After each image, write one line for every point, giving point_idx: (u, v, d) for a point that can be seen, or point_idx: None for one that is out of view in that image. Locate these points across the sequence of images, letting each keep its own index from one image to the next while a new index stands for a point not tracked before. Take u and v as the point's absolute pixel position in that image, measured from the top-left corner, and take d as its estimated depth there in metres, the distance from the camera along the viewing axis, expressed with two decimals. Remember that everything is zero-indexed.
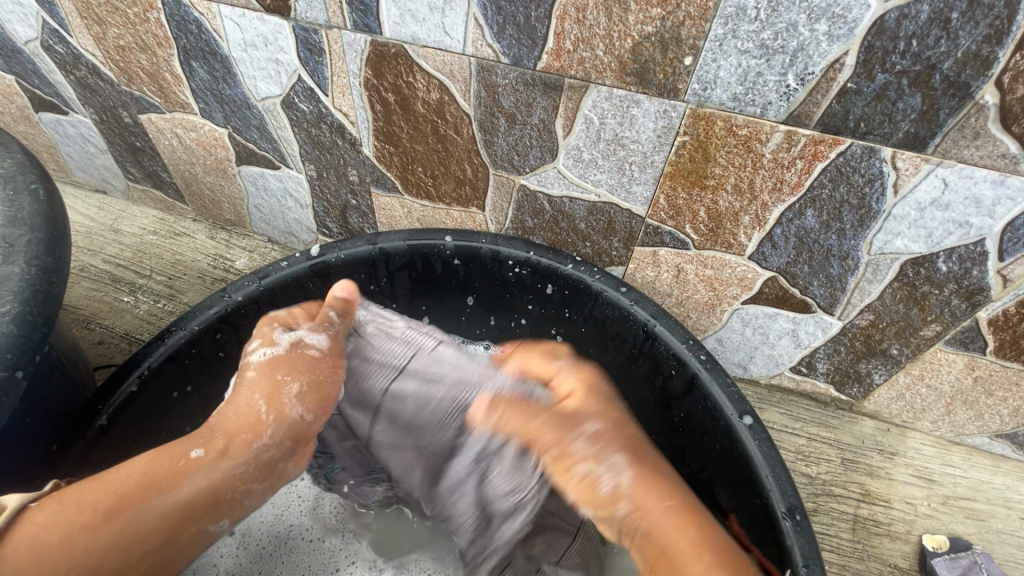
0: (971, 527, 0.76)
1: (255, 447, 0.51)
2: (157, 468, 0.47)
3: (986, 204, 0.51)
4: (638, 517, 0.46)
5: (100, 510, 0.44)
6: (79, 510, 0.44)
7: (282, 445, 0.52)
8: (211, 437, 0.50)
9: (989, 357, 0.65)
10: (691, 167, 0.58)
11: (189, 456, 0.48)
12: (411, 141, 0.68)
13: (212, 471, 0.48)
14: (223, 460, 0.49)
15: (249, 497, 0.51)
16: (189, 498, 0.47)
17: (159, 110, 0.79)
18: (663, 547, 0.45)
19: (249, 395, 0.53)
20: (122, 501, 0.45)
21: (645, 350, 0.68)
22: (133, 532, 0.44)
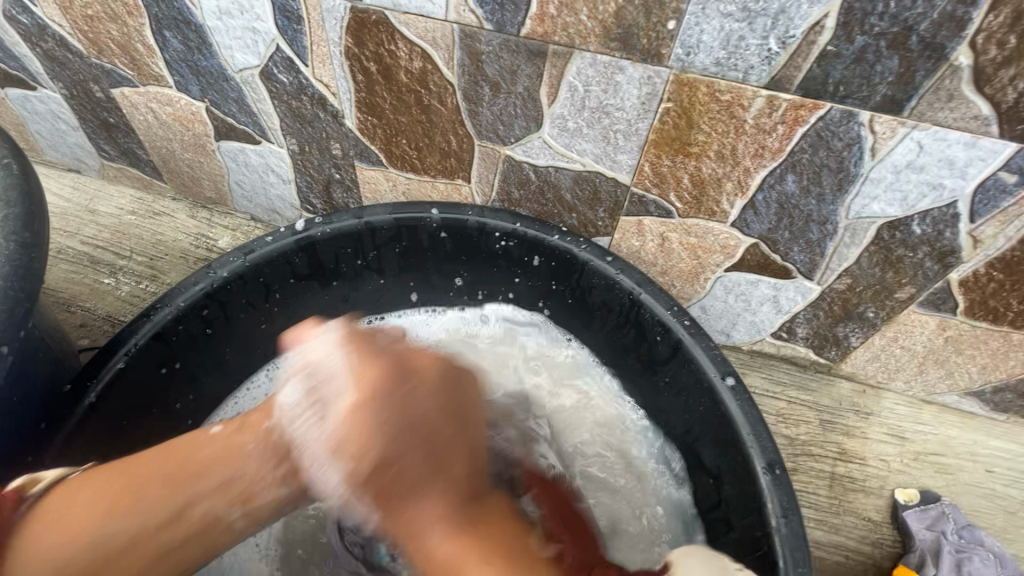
0: (940, 481, 0.80)
1: (265, 429, 0.53)
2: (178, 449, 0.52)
3: (960, 165, 0.53)
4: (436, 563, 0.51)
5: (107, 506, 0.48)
6: (95, 496, 0.49)
7: (292, 441, 0.53)
8: (233, 431, 0.54)
9: (960, 317, 0.68)
10: (675, 134, 0.59)
11: (209, 434, 0.54)
12: (394, 111, 0.68)
13: (227, 446, 0.52)
14: (240, 434, 0.53)
15: (265, 487, 0.53)
16: (207, 467, 0.51)
17: (132, 84, 0.77)
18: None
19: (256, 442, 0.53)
20: (121, 500, 0.49)
21: (631, 317, 0.69)
22: (141, 514, 0.49)
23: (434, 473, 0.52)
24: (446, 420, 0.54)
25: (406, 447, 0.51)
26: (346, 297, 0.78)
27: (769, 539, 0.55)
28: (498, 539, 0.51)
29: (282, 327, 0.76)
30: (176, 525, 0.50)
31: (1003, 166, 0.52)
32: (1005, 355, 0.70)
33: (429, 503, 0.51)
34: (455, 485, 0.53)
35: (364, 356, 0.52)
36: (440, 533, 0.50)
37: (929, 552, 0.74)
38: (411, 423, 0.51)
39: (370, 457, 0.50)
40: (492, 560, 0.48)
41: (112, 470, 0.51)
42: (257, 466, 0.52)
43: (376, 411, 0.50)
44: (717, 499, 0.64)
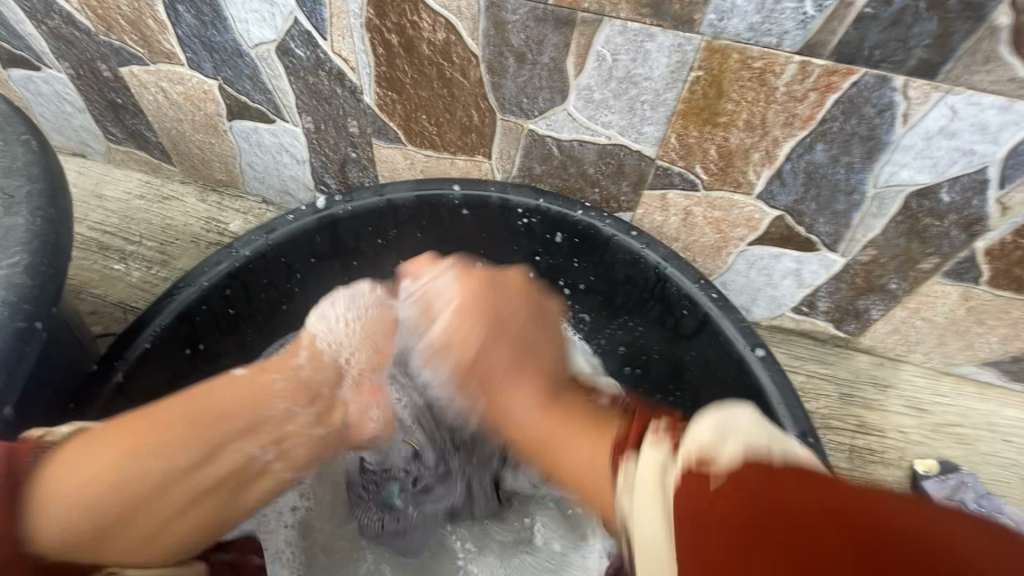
0: (958, 451, 0.81)
1: (289, 368, 0.57)
2: (203, 385, 0.54)
3: (992, 129, 0.52)
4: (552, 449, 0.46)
5: (139, 442, 0.48)
6: (119, 436, 0.49)
7: (318, 374, 0.58)
8: (256, 368, 0.56)
9: (983, 287, 0.68)
10: (704, 103, 0.58)
11: (230, 375, 0.55)
12: (415, 86, 0.67)
13: (251, 380, 0.55)
14: (265, 372, 0.56)
15: (295, 422, 0.56)
16: (231, 402, 0.53)
17: (142, 62, 0.75)
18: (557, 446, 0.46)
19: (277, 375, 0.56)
20: (155, 432, 0.49)
21: (656, 292, 0.69)
22: (172, 445, 0.49)
23: (524, 348, 0.55)
24: (533, 323, 0.58)
25: (490, 342, 0.55)
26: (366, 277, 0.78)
27: None
28: (579, 412, 0.48)
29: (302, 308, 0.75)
30: (213, 461, 0.51)
31: None
32: None
33: (517, 390, 0.52)
34: (541, 374, 0.53)
35: (471, 272, 0.61)
36: (516, 399, 0.51)
37: None
38: (508, 327, 0.57)
39: (478, 338, 0.56)
40: (586, 430, 0.45)
41: (126, 419, 0.50)
42: (281, 404, 0.55)
43: (469, 309, 0.58)
44: None
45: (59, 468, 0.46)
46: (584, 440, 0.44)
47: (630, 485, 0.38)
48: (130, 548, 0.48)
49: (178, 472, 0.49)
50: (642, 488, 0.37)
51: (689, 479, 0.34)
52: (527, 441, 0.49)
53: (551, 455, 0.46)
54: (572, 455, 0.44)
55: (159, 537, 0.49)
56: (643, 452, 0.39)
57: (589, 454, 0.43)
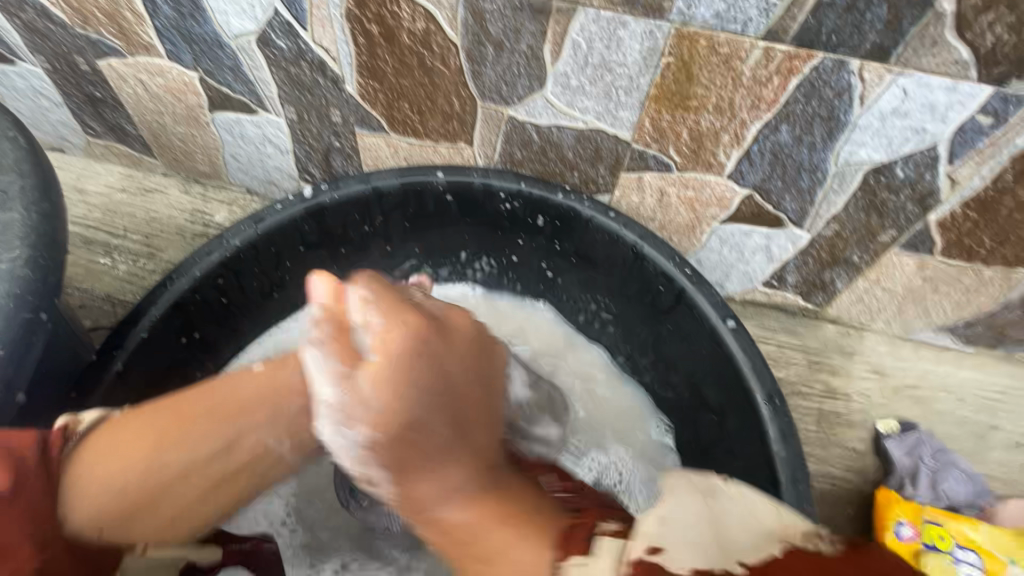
0: (917, 411, 0.87)
1: (304, 366, 0.59)
2: (226, 381, 0.57)
3: (941, 109, 0.56)
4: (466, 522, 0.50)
5: (160, 441, 0.53)
6: (147, 429, 0.53)
7: (330, 369, 0.58)
8: (277, 364, 0.59)
9: (937, 257, 0.73)
10: (676, 88, 0.61)
11: (250, 371, 0.59)
12: (397, 75, 0.68)
13: (270, 376, 0.58)
14: (283, 370, 0.58)
15: (310, 419, 0.59)
16: (251, 399, 0.57)
17: (119, 54, 0.75)
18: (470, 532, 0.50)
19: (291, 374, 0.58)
20: (178, 429, 0.54)
21: (635, 270, 0.72)
22: (193, 443, 0.54)
23: (445, 419, 0.54)
24: (479, 380, 0.59)
25: (435, 405, 0.54)
26: (355, 263, 0.80)
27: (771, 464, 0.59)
28: (523, 508, 0.51)
29: (293, 295, 0.78)
30: (232, 454, 0.55)
31: (980, 109, 0.55)
32: (976, 291, 0.76)
33: (456, 463, 0.53)
34: (469, 458, 0.53)
35: (405, 318, 0.56)
36: (440, 448, 0.53)
37: (908, 476, 0.81)
38: (435, 395, 0.54)
39: (386, 405, 0.53)
40: (509, 521, 0.49)
41: (160, 405, 0.55)
42: (296, 403, 0.58)
43: (392, 373, 0.53)
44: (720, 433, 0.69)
45: (85, 457, 0.52)
46: (511, 526, 0.48)
47: (585, 557, 0.43)
48: (156, 528, 0.55)
49: (201, 461, 0.54)
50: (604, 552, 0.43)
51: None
52: (445, 532, 0.51)
53: (485, 561, 0.48)
54: (495, 548, 0.47)
55: (185, 516, 0.55)
56: (596, 543, 0.44)
57: (523, 546, 0.46)
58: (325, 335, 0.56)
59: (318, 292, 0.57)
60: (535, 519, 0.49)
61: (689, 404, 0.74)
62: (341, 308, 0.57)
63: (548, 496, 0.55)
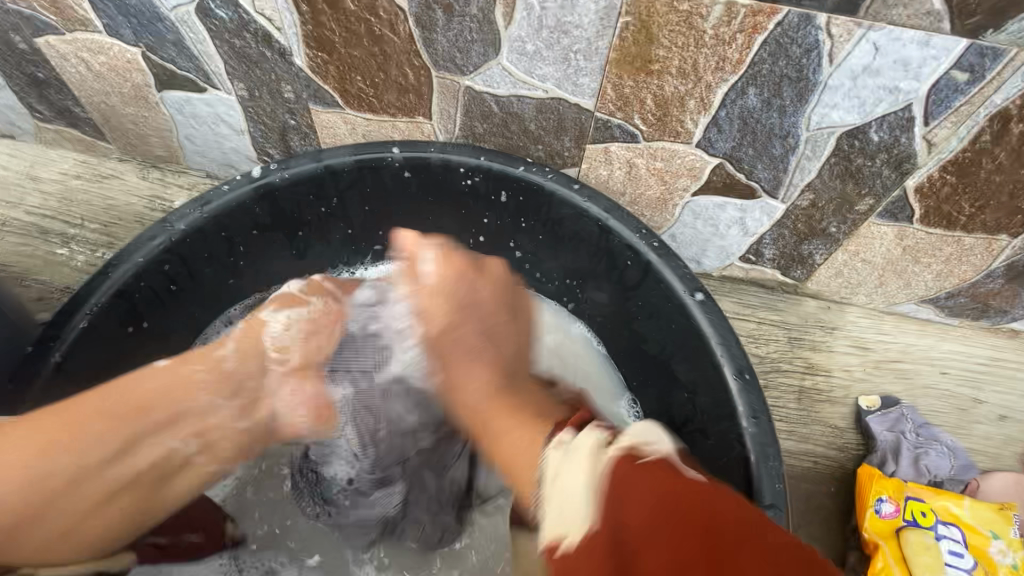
0: (899, 386, 0.85)
1: (213, 360, 0.59)
2: (126, 380, 0.55)
3: (914, 65, 0.53)
4: (496, 431, 0.52)
5: (54, 442, 0.50)
6: (39, 428, 0.50)
7: (242, 366, 0.60)
8: (181, 363, 0.58)
9: (916, 225, 0.70)
10: (636, 51, 0.58)
11: (153, 368, 0.57)
12: (345, 45, 0.64)
13: (174, 373, 0.57)
14: (189, 365, 0.58)
15: (219, 415, 0.59)
16: (156, 395, 0.55)
17: (57, 31, 0.72)
18: (509, 445, 0.49)
19: (196, 370, 0.58)
20: (75, 428, 0.51)
21: (602, 245, 0.69)
22: (91, 443, 0.51)
23: (491, 343, 0.62)
24: (502, 316, 0.65)
25: (466, 322, 0.63)
26: (315, 246, 0.77)
27: (741, 441, 0.57)
28: (521, 402, 0.55)
29: (250, 282, 0.75)
30: (132, 456, 0.54)
31: (956, 64, 0.52)
32: (958, 261, 0.74)
33: (478, 375, 0.59)
34: (494, 365, 0.60)
35: (455, 258, 0.66)
36: (470, 369, 0.60)
37: (890, 452, 0.79)
38: (474, 301, 0.64)
39: (478, 339, 0.62)
40: (532, 421, 0.50)
41: (51, 409, 0.51)
42: (205, 397, 0.58)
43: (449, 286, 0.65)
44: (691, 412, 0.67)
45: None
46: (529, 424, 0.50)
47: (563, 446, 0.43)
48: (48, 539, 0.51)
49: (93, 470, 0.51)
50: (577, 453, 0.42)
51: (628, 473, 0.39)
52: (471, 419, 0.57)
53: (487, 438, 0.53)
54: (514, 445, 0.49)
55: (78, 529, 0.52)
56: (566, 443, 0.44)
57: (529, 436, 0.48)
58: (402, 268, 0.68)
59: (411, 241, 0.67)
60: (545, 414, 0.51)
61: (661, 382, 0.72)
62: (416, 250, 0.67)
63: (560, 401, 0.56)
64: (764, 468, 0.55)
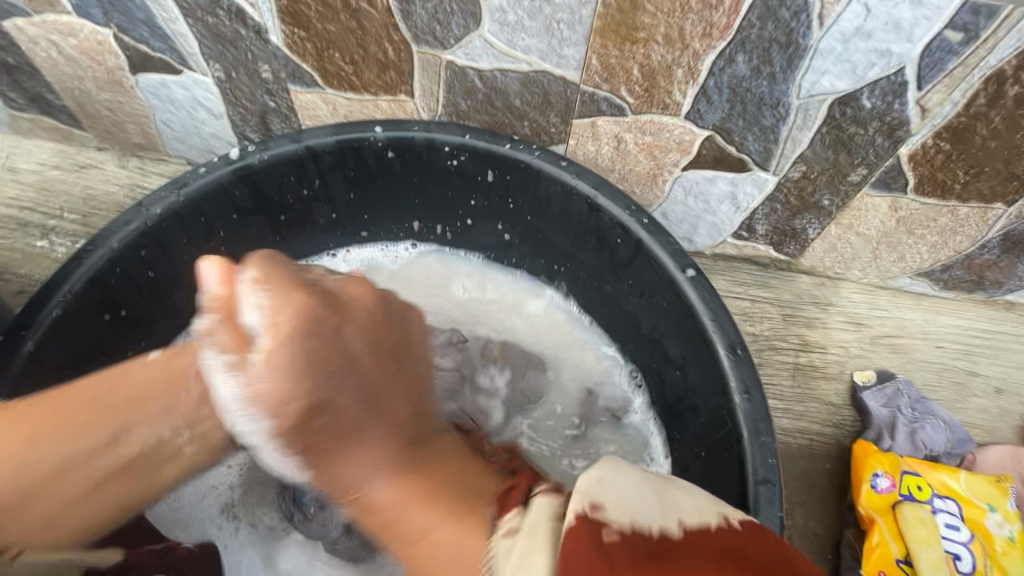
0: (895, 360, 0.84)
1: (208, 350, 0.56)
2: (119, 370, 0.53)
3: (906, 26, 0.51)
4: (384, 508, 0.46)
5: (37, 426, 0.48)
6: (28, 411, 0.49)
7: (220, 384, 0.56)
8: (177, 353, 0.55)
9: (910, 196, 0.69)
10: (620, 18, 0.56)
11: (146, 359, 0.55)
12: (322, 20, 0.62)
13: (166, 365, 0.54)
14: (183, 356, 0.55)
15: (217, 408, 0.55)
16: (145, 386, 0.53)
17: (24, 13, 0.69)
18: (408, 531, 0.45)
19: (189, 361, 0.55)
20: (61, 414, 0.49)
21: (591, 223, 0.68)
22: (74, 431, 0.49)
23: (382, 404, 0.49)
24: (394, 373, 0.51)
25: (342, 383, 0.47)
26: (298, 231, 0.76)
27: (732, 417, 0.56)
28: (443, 478, 0.47)
29: None
30: (116, 446, 0.51)
31: (949, 24, 0.51)
32: (952, 231, 0.73)
33: (382, 439, 0.48)
34: (397, 427, 0.49)
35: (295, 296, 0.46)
36: (364, 462, 0.47)
37: (885, 427, 0.79)
38: (311, 359, 0.45)
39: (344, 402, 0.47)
40: (439, 501, 0.45)
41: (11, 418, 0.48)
42: (198, 390, 0.54)
43: (314, 362, 0.45)
44: (684, 390, 0.66)
45: None
46: (459, 511, 0.44)
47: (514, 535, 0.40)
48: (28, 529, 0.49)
49: (50, 485, 0.48)
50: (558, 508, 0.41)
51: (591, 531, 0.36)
52: (376, 516, 0.47)
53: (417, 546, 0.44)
54: (427, 526, 0.44)
55: (60, 520, 0.50)
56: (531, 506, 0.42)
57: (455, 536, 0.42)
58: (212, 325, 0.46)
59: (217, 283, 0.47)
60: (470, 499, 0.45)
61: (653, 361, 0.71)
62: (233, 294, 0.46)
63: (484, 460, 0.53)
64: (756, 443, 0.54)
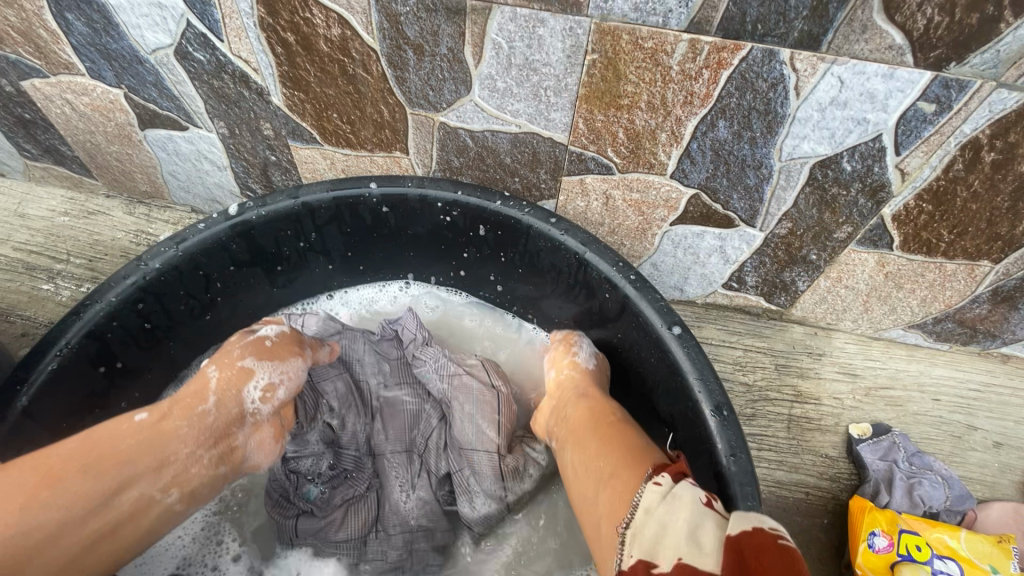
0: (890, 413, 0.83)
1: (199, 412, 0.55)
2: (101, 431, 0.51)
3: (880, 98, 0.53)
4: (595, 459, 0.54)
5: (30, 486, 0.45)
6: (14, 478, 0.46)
7: (227, 413, 0.57)
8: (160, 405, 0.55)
9: (897, 252, 0.69)
10: (604, 87, 0.58)
11: (133, 420, 0.53)
12: (321, 84, 0.65)
13: (155, 427, 0.53)
14: (174, 418, 0.54)
15: (200, 465, 0.55)
16: (134, 448, 0.51)
17: (41, 74, 0.73)
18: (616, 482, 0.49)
19: (177, 423, 0.54)
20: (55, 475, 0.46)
21: (580, 277, 0.69)
22: (69, 494, 0.46)
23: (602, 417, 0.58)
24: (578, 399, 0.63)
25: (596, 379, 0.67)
26: (293, 279, 0.77)
27: (719, 480, 0.56)
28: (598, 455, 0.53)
29: (227, 316, 0.75)
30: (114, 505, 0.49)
31: (921, 95, 0.52)
32: (941, 286, 0.73)
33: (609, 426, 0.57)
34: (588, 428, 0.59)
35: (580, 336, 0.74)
36: (596, 422, 0.58)
37: (883, 482, 0.77)
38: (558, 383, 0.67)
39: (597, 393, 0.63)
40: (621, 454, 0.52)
41: (22, 465, 0.46)
42: (187, 449, 0.54)
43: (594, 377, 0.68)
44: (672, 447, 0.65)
45: None
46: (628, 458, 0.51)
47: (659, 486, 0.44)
48: None
49: (76, 520, 0.47)
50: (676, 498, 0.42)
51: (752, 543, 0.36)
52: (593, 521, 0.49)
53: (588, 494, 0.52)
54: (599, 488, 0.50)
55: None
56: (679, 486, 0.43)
57: (626, 484, 0.48)
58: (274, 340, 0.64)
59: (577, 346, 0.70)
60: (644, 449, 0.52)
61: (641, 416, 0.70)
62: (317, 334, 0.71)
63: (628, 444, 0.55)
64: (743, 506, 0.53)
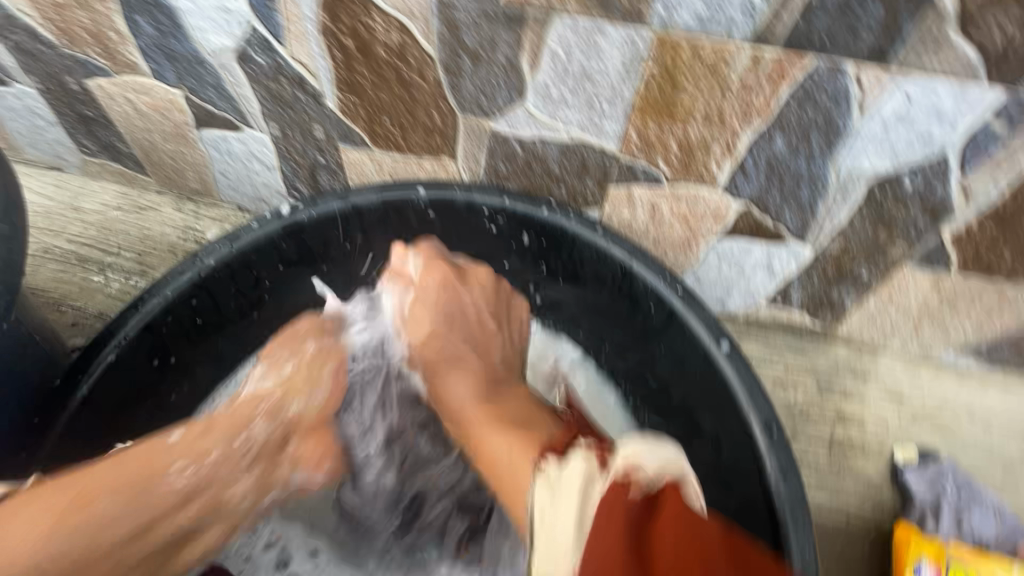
0: (938, 438, 0.80)
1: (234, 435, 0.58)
2: (125, 480, 0.50)
3: (949, 115, 0.52)
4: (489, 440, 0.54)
5: (65, 513, 0.47)
6: (42, 507, 0.47)
7: (270, 438, 0.61)
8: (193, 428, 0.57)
9: (954, 273, 0.67)
10: (660, 98, 0.58)
11: (167, 442, 0.54)
12: (375, 89, 0.66)
13: (186, 450, 0.55)
14: (206, 437, 0.56)
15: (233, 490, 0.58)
16: (169, 491, 0.52)
17: (107, 74, 0.76)
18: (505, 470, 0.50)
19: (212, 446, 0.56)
20: (87, 501, 0.48)
21: (625, 288, 0.68)
22: (100, 523, 0.48)
23: (461, 331, 0.67)
24: (495, 327, 0.69)
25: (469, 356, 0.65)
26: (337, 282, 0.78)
27: (768, 499, 0.55)
28: (510, 407, 0.57)
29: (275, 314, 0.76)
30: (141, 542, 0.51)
31: (993, 114, 0.50)
32: (1000, 310, 0.70)
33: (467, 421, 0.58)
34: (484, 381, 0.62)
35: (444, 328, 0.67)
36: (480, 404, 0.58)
37: (929, 509, 0.74)
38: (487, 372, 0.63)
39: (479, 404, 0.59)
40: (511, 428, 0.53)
41: (58, 486, 0.48)
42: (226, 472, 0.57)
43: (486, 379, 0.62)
44: (715, 464, 0.64)
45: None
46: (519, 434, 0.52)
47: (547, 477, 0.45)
48: None
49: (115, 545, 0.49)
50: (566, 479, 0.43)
51: (618, 494, 0.41)
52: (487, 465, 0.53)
53: (475, 449, 0.55)
54: (511, 468, 0.49)
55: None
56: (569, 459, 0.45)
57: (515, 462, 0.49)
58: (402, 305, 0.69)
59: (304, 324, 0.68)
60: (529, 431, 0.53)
61: (683, 431, 0.69)
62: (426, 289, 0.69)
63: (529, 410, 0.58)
64: (794, 530, 0.52)
